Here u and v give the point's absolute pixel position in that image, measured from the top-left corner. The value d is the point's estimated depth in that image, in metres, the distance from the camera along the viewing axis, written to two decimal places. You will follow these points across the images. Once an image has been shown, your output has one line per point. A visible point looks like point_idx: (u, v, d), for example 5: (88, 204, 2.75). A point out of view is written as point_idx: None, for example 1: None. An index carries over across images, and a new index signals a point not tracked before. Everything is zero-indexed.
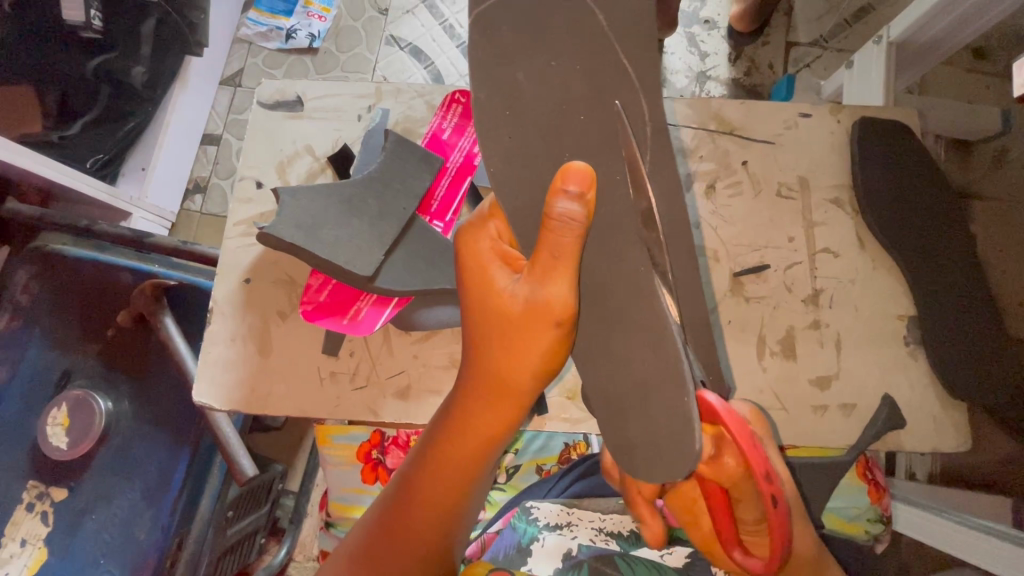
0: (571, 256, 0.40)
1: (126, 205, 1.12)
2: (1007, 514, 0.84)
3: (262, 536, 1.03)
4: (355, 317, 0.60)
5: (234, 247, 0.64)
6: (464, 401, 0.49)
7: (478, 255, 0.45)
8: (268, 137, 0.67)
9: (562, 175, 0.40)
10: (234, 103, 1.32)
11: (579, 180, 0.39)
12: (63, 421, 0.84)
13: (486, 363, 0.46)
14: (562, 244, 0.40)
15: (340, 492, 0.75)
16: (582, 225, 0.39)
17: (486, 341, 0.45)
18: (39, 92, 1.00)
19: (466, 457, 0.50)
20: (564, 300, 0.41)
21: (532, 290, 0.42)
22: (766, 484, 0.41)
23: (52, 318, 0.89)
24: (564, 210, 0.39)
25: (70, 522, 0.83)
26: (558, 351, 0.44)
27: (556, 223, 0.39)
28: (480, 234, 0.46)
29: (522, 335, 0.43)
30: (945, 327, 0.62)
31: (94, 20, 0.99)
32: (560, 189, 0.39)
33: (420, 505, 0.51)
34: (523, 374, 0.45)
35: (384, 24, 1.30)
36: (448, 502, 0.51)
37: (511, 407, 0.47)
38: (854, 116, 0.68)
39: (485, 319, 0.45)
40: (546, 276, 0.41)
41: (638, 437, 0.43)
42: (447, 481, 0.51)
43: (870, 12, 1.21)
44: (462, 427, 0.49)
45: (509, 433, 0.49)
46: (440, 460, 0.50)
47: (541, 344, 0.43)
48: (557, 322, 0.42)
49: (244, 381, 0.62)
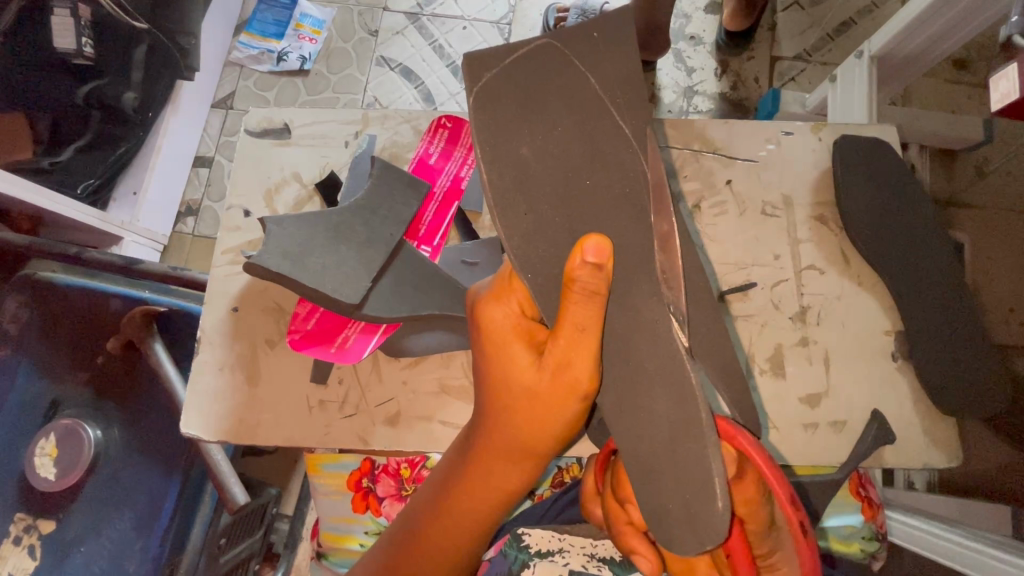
0: (595, 328, 0.43)
1: (117, 229, 1.11)
2: (1003, 524, 0.84)
3: (256, 563, 1.01)
4: (343, 345, 0.60)
5: (222, 275, 0.64)
6: (484, 462, 0.51)
7: (501, 331, 0.47)
8: (255, 164, 0.68)
9: (580, 247, 0.42)
10: (225, 126, 1.32)
11: (597, 250, 0.41)
12: (52, 451, 0.83)
13: (511, 430, 0.48)
14: (586, 318, 0.42)
15: (331, 521, 0.74)
16: (602, 293, 0.42)
17: (509, 410, 0.47)
18: (29, 118, 1.00)
19: (489, 511, 0.52)
20: (588, 374, 0.44)
21: (557, 367, 0.44)
22: (792, 512, 0.37)
23: (39, 348, 0.88)
24: (585, 281, 0.41)
25: (59, 555, 0.82)
26: (579, 416, 0.47)
27: (581, 296, 0.42)
28: (502, 306, 0.47)
29: (547, 405, 0.46)
30: (932, 342, 0.63)
31: (86, 47, 0.98)
32: (580, 262, 0.41)
33: (439, 554, 0.53)
34: (547, 440, 0.48)
35: (374, 45, 1.31)
36: (472, 549, 0.54)
37: (531, 464, 0.50)
38: (835, 134, 0.70)
39: (511, 392, 0.47)
40: (572, 350, 0.43)
41: (672, 500, 0.42)
42: (464, 534, 0.53)
43: (852, 26, 1.24)
44: (485, 484, 0.51)
45: (529, 487, 0.52)
46: (461, 516, 0.52)
47: (566, 412, 0.46)
48: (582, 394, 0.45)
49: (231, 411, 0.61)
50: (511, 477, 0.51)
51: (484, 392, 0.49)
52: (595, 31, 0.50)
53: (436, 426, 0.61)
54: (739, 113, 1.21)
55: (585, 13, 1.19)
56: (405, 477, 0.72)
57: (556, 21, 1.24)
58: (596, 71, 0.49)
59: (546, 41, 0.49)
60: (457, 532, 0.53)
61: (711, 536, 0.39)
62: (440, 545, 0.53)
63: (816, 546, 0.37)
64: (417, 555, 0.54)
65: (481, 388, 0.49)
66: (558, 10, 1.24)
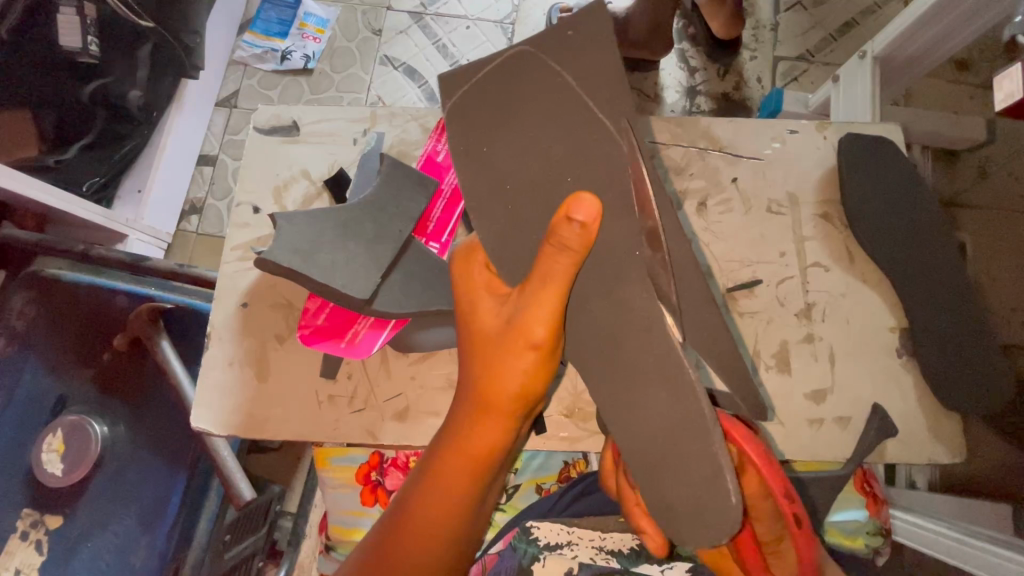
0: (558, 280, 0.44)
1: (122, 228, 1.12)
2: (1006, 522, 0.84)
3: (260, 559, 1.02)
4: (352, 340, 0.61)
5: (232, 271, 0.65)
6: (458, 414, 0.52)
7: (475, 285, 0.51)
8: (265, 162, 0.68)
9: (567, 204, 0.42)
10: (230, 125, 1.33)
11: (584, 210, 0.41)
12: (59, 447, 0.84)
13: (479, 379, 0.50)
14: (551, 269, 0.44)
15: (339, 515, 0.74)
16: (577, 249, 0.43)
17: (475, 358, 0.50)
18: (35, 115, 1.01)
19: (462, 472, 0.52)
20: (545, 321, 0.46)
21: (516, 312, 0.47)
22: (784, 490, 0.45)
23: (46, 344, 0.88)
24: (565, 234, 0.42)
25: (66, 550, 0.82)
26: (540, 369, 0.48)
27: (552, 248, 0.43)
28: (475, 264, 0.52)
29: (511, 355, 0.48)
30: (938, 339, 0.63)
31: (92, 45, 0.99)
32: (568, 217, 0.42)
33: (418, 521, 0.53)
34: (510, 392, 0.49)
35: (378, 44, 1.32)
36: (452, 521, 0.53)
37: (501, 420, 0.50)
38: (840, 132, 0.70)
39: (475, 337, 0.50)
40: (532, 296, 0.46)
41: (676, 497, 0.44)
42: (440, 499, 0.52)
43: (854, 27, 1.24)
44: (460, 442, 0.52)
45: (502, 449, 0.52)
46: (437, 476, 0.52)
47: (525, 362, 0.48)
48: (535, 342, 0.47)
49: (241, 406, 0.62)
50: (485, 437, 0.51)
51: (461, 345, 0.53)
52: None
53: (444, 421, 0.62)
54: (742, 113, 1.22)
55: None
56: (412, 471, 0.72)
57: (559, 21, 1.24)
58: None
59: (526, 48, 0.48)
60: (430, 492, 0.52)
61: (720, 532, 0.41)
62: (417, 511, 0.53)
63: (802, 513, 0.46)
64: (398, 523, 0.53)
65: (461, 343, 0.53)
66: (561, 10, 1.25)
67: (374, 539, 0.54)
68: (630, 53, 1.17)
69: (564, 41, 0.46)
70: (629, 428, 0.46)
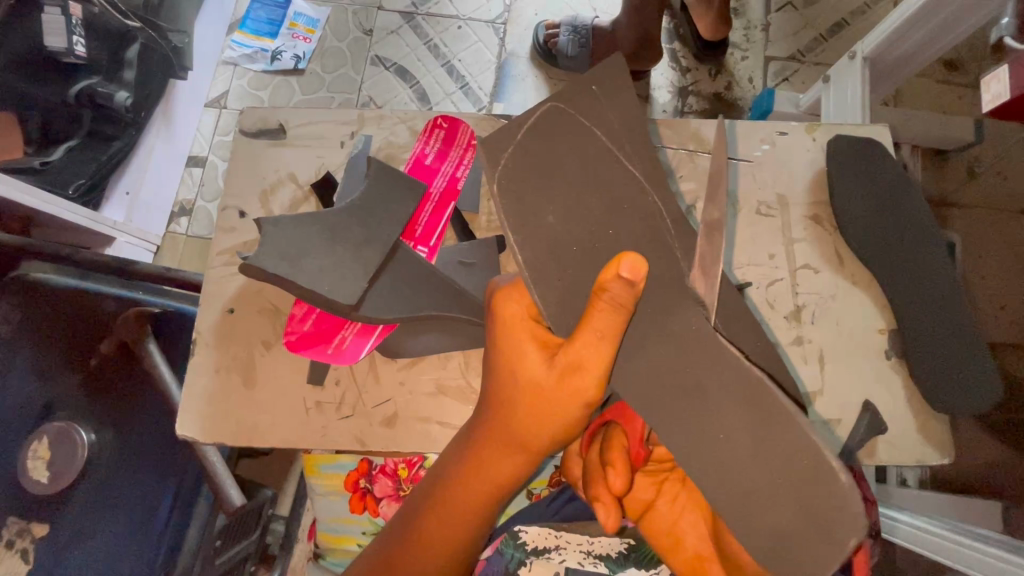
0: (613, 338, 0.42)
1: (108, 230, 1.10)
2: (994, 519, 0.85)
3: (252, 563, 0.99)
4: (339, 347, 0.60)
5: (217, 276, 0.64)
6: (474, 446, 0.51)
7: (517, 332, 0.47)
8: (250, 165, 0.67)
9: (616, 261, 0.41)
10: (219, 126, 1.30)
11: (633, 268, 0.40)
12: (44, 455, 0.82)
13: (505, 421, 0.48)
14: (607, 326, 0.42)
15: (328, 522, 0.74)
16: (627, 308, 0.41)
17: (509, 403, 0.47)
18: (20, 117, 1.00)
19: (476, 503, 0.52)
20: (596, 380, 0.43)
21: (566, 367, 0.44)
22: None
23: (29, 350, 0.86)
24: (614, 293, 0.41)
25: (51, 561, 0.80)
26: (579, 422, 0.46)
27: (606, 304, 0.41)
28: (515, 307, 0.48)
29: (550, 405, 0.45)
30: (927, 341, 0.63)
31: (77, 46, 0.97)
32: (615, 274, 0.41)
33: (434, 548, 0.53)
34: (543, 438, 0.47)
35: (369, 44, 1.31)
36: (468, 545, 0.54)
37: (524, 459, 0.49)
38: (829, 134, 0.70)
39: (517, 388, 0.46)
40: (584, 354, 0.43)
41: (792, 526, 0.40)
42: (457, 526, 0.52)
43: (845, 27, 1.25)
44: (483, 476, 0.51)
45: (518, 482, 0.51)
46: (454, 505, 0.52)
47: (565, 415, 0.46)
48: (585, 398, 0.44)
49: (227, 414, 0.61)
50: (506, 471, 0.50)
51: (491, 390, 0.49)
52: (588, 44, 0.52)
53: (434, 427, 0.61)
54: (732, 113, 1.22)
55: (576, 29, 1.19)
56: (402, 479, 0.72)
57: (545, 37, 1.22)
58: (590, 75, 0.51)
59: (554, 103, 0.50)
60: (444, 520, 0.52)
61: None
62: (434, 540, 0.53)
63: None
64: (411, 547, 0.53)
65: (489, 386, 0.49)
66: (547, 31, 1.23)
67: (384, 561, 0.54)
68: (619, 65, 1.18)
69: (590, 95, 0.51)
70: (722, 471, 0.42)
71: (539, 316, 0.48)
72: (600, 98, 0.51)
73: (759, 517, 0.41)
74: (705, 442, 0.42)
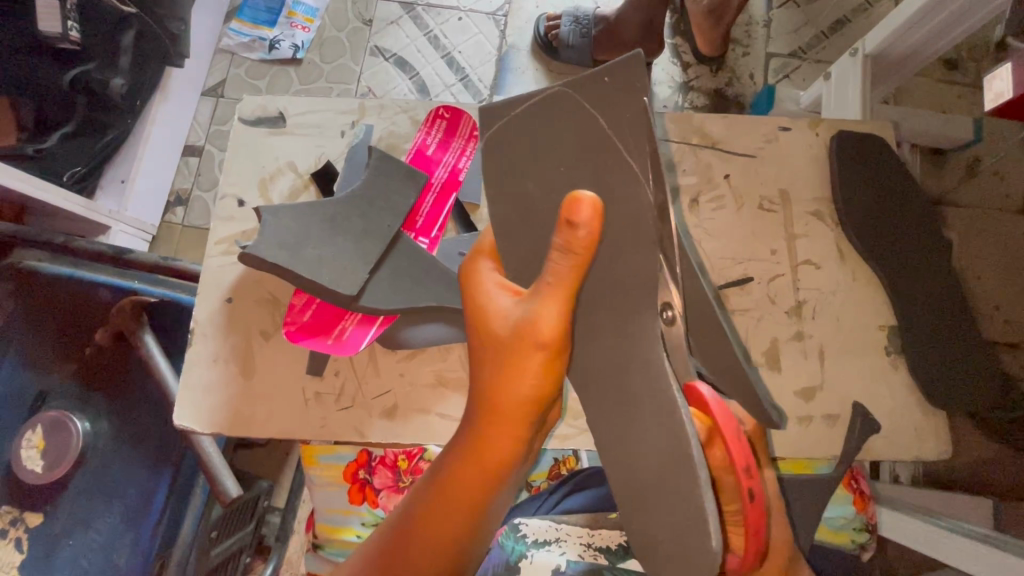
0: (564, 278, 0.42)
1: (104, 218, 1.09)
2: (986, 515, 0.86)
3: (247, 555, 1.00)
4: (339, 337, 0.59)
5: (216, 265, 0.63)
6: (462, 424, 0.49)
7: (479, 283, 0.48)
8: (249, 153, 0.67)
9: (567, 204, 0.41)
10: (216, 115, 1.29)
11: (584, 208, 0.40)
12: (38, 444, 0.82)
13: (480, 383, 0.47)
14: (559, 269, 0.42)
15: (327, 513, 0.73)
16: (578, 247, 0.41)
17: (482, 363, 0.46)
18: (13, 103, 0.98)
19: (464, 479, 0.48)
20: (553, 321, 0.43)
21: (522, 314, 0.44)
22: (747, 480, 0.41)
23: (27, 338, 0.86)
24: (562, 235, 0.41)
25: (46, 548, 0.80)
26: (547, 374, 0.45)
27: (556, 249, 0.41)
28: (484, 274, 0.48)
29: (513, 357, 0.44)
30: (924, 337, 0.64)
31: (72, 32, 0.95)
32: (567, 218, 0.40)
33: (432, 534, 0.48)
34: (521, 399, 0.45)
35: (369, 34, 1.29)
36: (468, 531, 0.49)
37: (514, 429, 0.46)
38: (832, 129, 0.70)
39: (479, 337, 0.46)
40: (538, 298, 0.43)
41: None
42: (454, 504, 0.48)
43: (847, 24, 1.24)
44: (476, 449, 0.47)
45: (511, 466, 0.47)
46: (449, 482, 0.48)
47: (530, 365, 0.44)
48: (546, 344, 0.43)
49: (224, 404, 0.60)
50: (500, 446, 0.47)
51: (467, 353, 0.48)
52: (608, 73, 0.40)
53: (434, 419, 0.61)
54: (732, 109, 1.22)
55: (578, 20, 1.18)
56: (401, 470, 0.72)
57: (547, 29, 1.21)
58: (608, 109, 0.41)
59: (562, 87, 0.43)
60: (438, 501, 0.48)
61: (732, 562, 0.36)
62: (432, 522, 0.48)
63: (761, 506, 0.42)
64: (396, 543, 0.49)
65: (469, 352, 0.48)
66: (548, 24, 1.22)
67: (383, 550, 0.50)
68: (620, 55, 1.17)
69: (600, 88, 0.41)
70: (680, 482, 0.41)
71: (496, 266, 0.49)
72: (614, 92, 0.40)
73: (680, 515, 0.41)
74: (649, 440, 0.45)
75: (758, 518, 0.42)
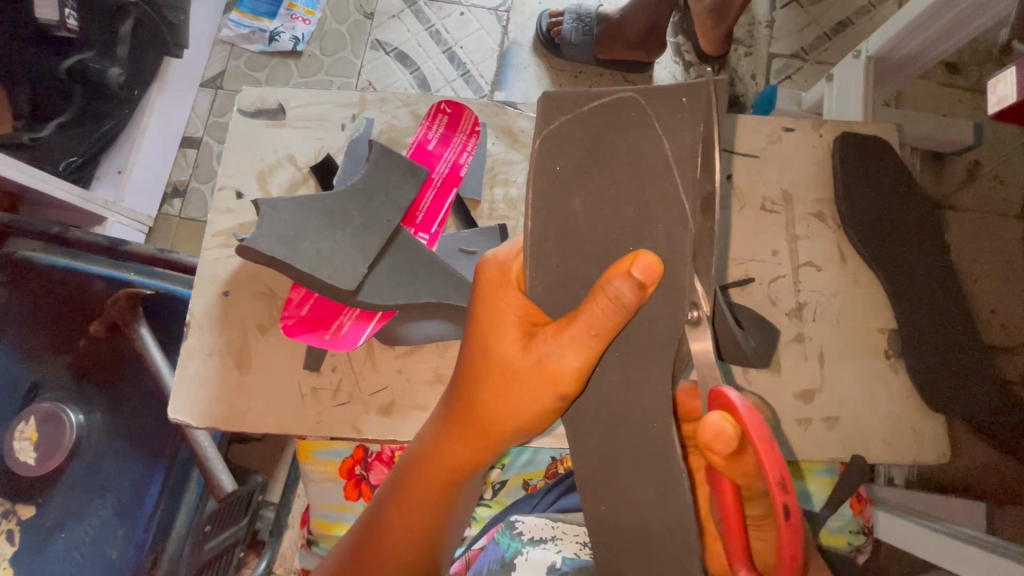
0: (607, 335, 0.41)
1: (101, 210, 1.08)
2: (979, 518, 0.87)
3: (240, 550, 1.00)
4: (337, 332, 0.59)
5: (213, 258, 0.63)
6: (431, 431, 0.51)
7: (501, 304, 0.46)
8: (247, 145, 0.66)
9: (631, 259, 0.40)
10: (215, 106, 1.28)
11: (646, 270, 0.39)
12: (32, 435, 0.81)
13: (474, 401, 0.47)
14: (602, 321, 0.41)
15: (322, 509, 0.73)
16: (628, 308, 0.40)
17: (482, 382, 0.46)
18: (9, 91, 0.96)
19: (433, 485, 0.50)
20: (576, 370, 0.42)
21: (545, 351, 0.43)
22: (779, 495, 0.36)
23: (21, 329, 0.85)
24: (617, 291, 0.40)
25: (38, 541, 0.80)
26: (550, 413, 0.45)
27: (606, 301, 0.40)
28: (507, 286, 0.46)
29: (525, 388, 0.44)
30: (924, 340, 0.64)
31: (70, 19, 0.93)
32: (626, 271, 0.40)
33: (399, 533, 0.51)
34: (512, 424, 0.46)
35: (370, 28, 1.28)
36: (431, 531, 0.52)
37: (486, 445, 0.48)
38: (836, 131, 0.70)
39: (492, 366, 0.46)
40: (569, 343, 0.42)
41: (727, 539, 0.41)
42: (421, 508, 0.51)
43: (850, 25, 1.24)
44: (446, 458, 0.50)
45: (474, 471, 0.51)
46: (417, 487, 0.51)
47: (537, 402, 0.44)
48: (561, 390, 0.43)
49: (220, 398, 0.60)
50: (468, 457, 0.49)
51: (464, 366, 0.48)
52: (685, 95, 0.40)
53: None
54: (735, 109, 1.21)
55: (580, 18, 1.17)
56: None
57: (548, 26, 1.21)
58: (670, 132, 0.41)
59: (634, 93, 0.42)
60: (406, 504, 0.51)
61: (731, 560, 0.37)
62: (398, 523, 0.51)
63: (798, 528, 0.36)
64: (371, 543, 0.51)
65: (466, 366, 0.48)
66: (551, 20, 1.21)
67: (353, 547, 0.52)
68: (622, 53, 1.16)
69: (674, 108, 0.41)
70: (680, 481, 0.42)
71: (523, 285, 0.46)
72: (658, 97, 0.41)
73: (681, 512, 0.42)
74: (645, 438, 0.44)
75: (793, 540, 0.36)
